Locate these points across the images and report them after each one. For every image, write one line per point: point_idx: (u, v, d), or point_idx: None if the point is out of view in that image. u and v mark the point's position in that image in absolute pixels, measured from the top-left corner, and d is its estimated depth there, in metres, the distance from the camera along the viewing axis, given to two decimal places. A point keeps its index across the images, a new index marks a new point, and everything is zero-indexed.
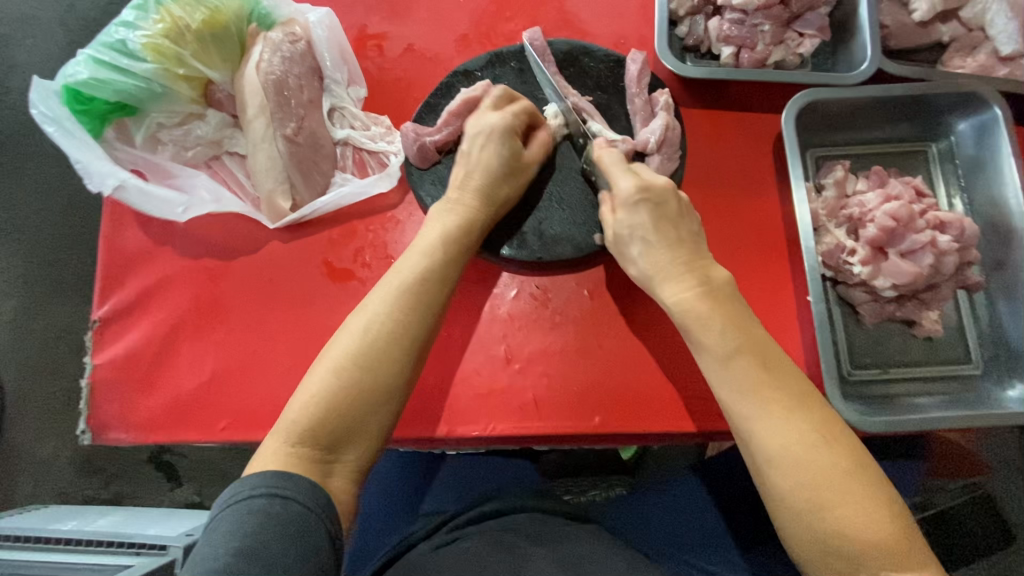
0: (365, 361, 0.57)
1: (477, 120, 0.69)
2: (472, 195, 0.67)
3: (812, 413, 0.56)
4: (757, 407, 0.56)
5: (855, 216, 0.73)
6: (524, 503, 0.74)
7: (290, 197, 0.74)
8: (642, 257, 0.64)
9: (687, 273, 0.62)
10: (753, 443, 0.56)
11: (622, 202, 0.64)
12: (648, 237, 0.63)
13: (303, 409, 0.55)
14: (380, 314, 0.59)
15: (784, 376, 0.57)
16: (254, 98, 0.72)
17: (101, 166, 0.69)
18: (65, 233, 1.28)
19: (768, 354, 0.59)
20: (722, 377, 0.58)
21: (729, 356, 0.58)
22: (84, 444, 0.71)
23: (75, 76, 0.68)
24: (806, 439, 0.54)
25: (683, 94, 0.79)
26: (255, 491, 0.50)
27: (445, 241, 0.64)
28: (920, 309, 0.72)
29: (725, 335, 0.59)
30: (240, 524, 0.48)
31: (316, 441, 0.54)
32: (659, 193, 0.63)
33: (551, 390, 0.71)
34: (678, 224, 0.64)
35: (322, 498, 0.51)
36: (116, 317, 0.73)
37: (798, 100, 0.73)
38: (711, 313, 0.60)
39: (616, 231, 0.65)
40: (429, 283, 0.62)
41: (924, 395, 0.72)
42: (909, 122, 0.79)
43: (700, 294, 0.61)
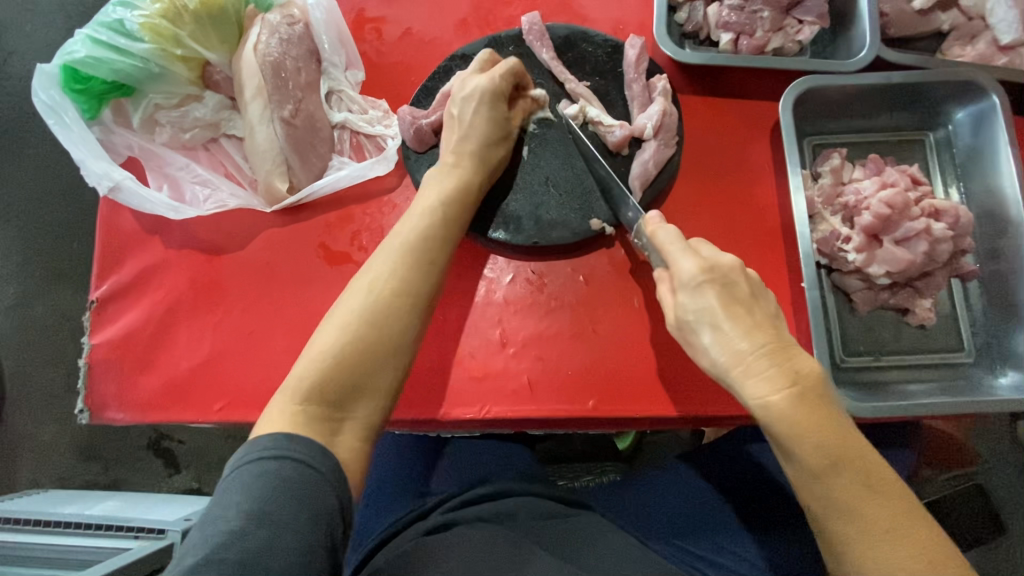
0: (373, 316, 0.57)
1: (463, 86, 0.70)
2: (468, 156, 0.68)
3: (920, 533, 0.51)
4: (857, 530, 0.52)
5: (850, 204, 0.73)
6: (518, 487, 0.75)
7: (287, 179, 0.74)
8: (715, 346, 0.55)
9: (772, 369, 0.53)
10: (856, 566, 0.52)
11: (682, 284, 0.57)
12: (721, 322, 0.55)
13: (312, 365, 0.55)
14: (384, 273, 0.59)
15: (889, 493, 0.52)
16: (252, 79, 0.72)
17: (98, 166, 0.70)
18: (65, 218, 1.28)
19: (871, 470, 0.52)
20: (821, 496, 0.53)
21: (829, 472, 0.52)
22: (82, 423, 0.72)
23: (73, 55, 0.68)
24: (914, 569, 0.50)
25: (681, 81, 0.79)
26: (263, 455, 0.49)
27: (447, 201, 0.65)
28: (914, 297, 0.73)
29: (821, 448, 0.52)
30: (250, 486, 0.47)
31: (323, 397, 0.54)
32: (725, 272, 0.57)
33: (545, 374, 0.72)
34: (752, 307, 0.56)
35: (331, 462, 0.51)
36: (114, 299, 0.74)
37: (796, 87, 0.73)
38: (806, 421, 0.52)
39: (680, 315, 0.58)
40: (430, 244, 0.62)
41: (915, 383, 0.72)
42: (907, 111, 0.79)
43: (793, 396, 0.52)
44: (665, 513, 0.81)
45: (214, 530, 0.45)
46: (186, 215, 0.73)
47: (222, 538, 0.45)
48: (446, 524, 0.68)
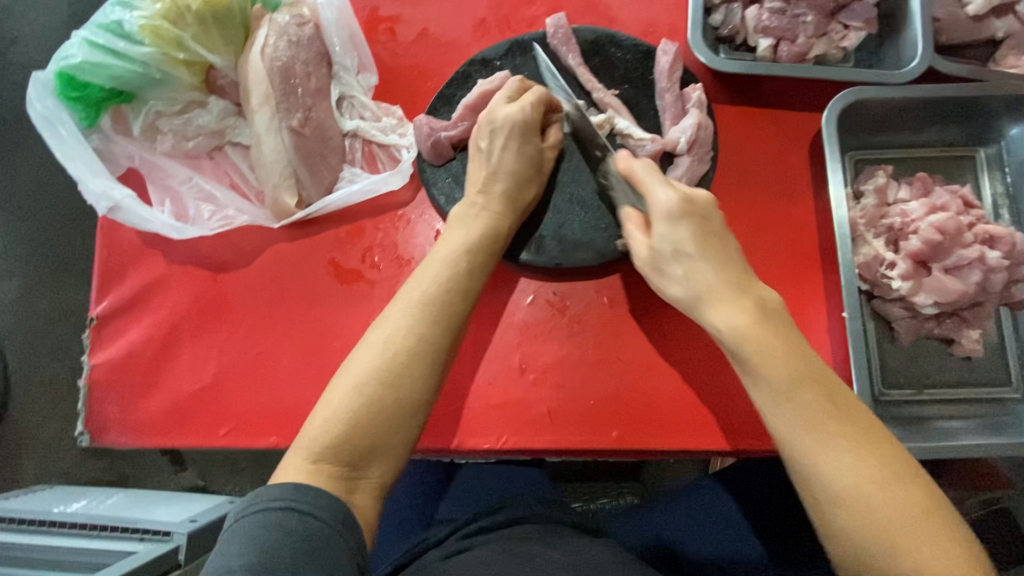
0: (389, 376, 0.53)
1: (492, 115, 0.64)
2: (497, 198, 0.63)
3: (883, 447, 0.48)
4: (817, 442, 0.49)
5: (896, 226, 0.68)
6: (538, 512, 0.71)
7: (296, 193, 0.70)
8: (688, 278, 0.56)
9: (738, 299, 0.54)
10: (814, 483, 0.48)
11: (661, 215, 0.57)
12: (695, 254, 0.56)
13: (325, 425, 0.51)
14: (403, 327, 0.55)
15: (848, 406, 0.50)
16: (258, 85, 0.67)
17: (98, 184, 0.66)
18: (68, 212, 1.25)
19: (832, 386, 0.51)
20: (779, 411, 0.51)
21: (790, 382, 0.50)
22: (82, 446, 0.69)
23: (68, 60, 0.64)
24: (876, 477, 0.47)
25: (716, 90, 0.74)
26: (269, 505, 0.47)
27: (468, 244, 0.60)
28: (960, 328, 0.68)
29: (785, 363, 0.51)
30: (255, 537, 0.44)
31: (337, 457, 0.51)
32: (702, 207, 0.57)
33: (567, 403, 0.68)
34: (725, 242, 0.57)
35: (342, 513, 0.48)
36: (114, 316, 0.70)
37: (840, 100, 0.68)
38: (769, 340, 0.52)
39: (655, 248, 0.58)
40: (452, 294, 0.58)
41: (955, 419, 0.68)
42: (958, 125, 0.73)
43: (758, 317, 0.53)
44: (691, 528, 0.76)
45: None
46: (190, 235, 0.68)
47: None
48: (458, 551, 0.65)
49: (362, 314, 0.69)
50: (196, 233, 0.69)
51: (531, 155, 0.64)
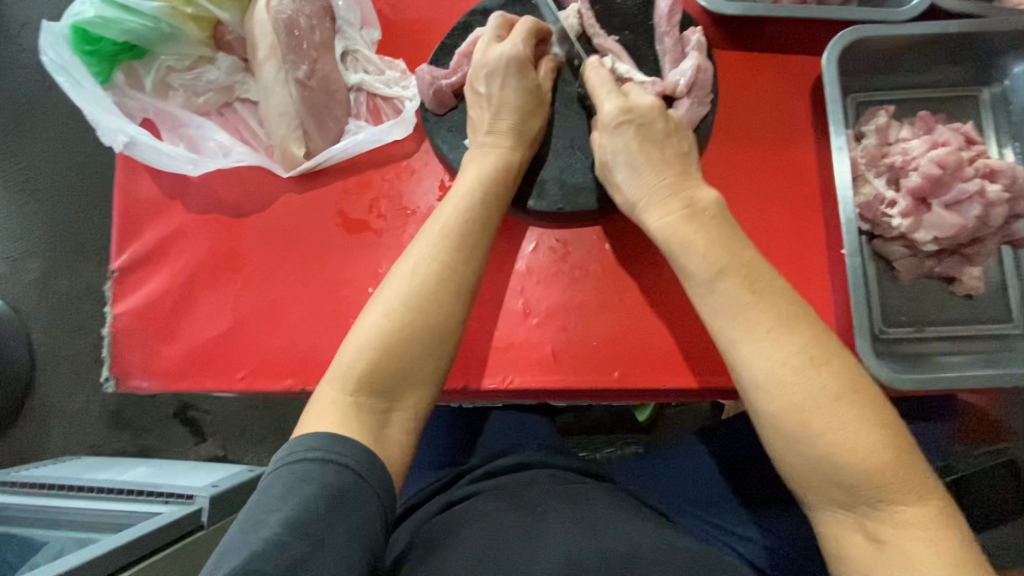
0: (417, 301, 0.56)
1: (485, 57, 0.66)
2: (505, 133, 0.65)
3: (802, 335, 0.52)
4: (743, 330, 0.54)
5: (897, 164, 0.68)
6: (540, 458, 0.73)
7: (304, 144, 0.72)
8: (627, 183, 0.63)
9: (670, 198, 0.61)
10: (742, 370, 0.53)
11: (605, 125, 0.64)
12: (633, 158, 0.62)
13: (358, 353, 0.54)
14: (426, 257, 0.58)
15: (773, 295, 0.55)
16: (265, 38, 0.69)
17: (109, 122, 0.69)
18: (84, 190, 1.28)
19: (758, 276, 0.56)
20: (710, 299, 0.56)
21: (715, 276, 0.56)
22: (109, 392, 0.72)
23: (81, 16, 0.67)
24: (793, 361, 0.51)
25: (716, 35, 0.74)
26: (311, 455, 0.48)
27: (486, 183, 0.62)
28: (961, 265, 0.69)
29: (710, 256, 0.57)
30: (296, 488, 0.46)
31: (371, 387, 0.53)
32: (644, 114, 0.63)
33: (571, 345, 0.70)
34: (664, 146, 0.63)
35: (377, 466, 0.50)
36: (134, 268, 0.73)
37: (843, 38, 0.68)
38: (693, 234, 0.58)
39: (602, 157, 0.65)
40: (470, 227, 0.60)
41: (957, 354, 0.69)
42: (961, 65, 0.73)
43: (686, 216, 0.60)
44: (691, 495, 0.77)
45: (253, 536, 0.43)
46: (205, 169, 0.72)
47: (261, 547, 0.42)
48: (465, 496, 0.66)
49: (370, 263, 0.71)
50: (209, 168, 0.73)
51: (530, 87, 0.66)
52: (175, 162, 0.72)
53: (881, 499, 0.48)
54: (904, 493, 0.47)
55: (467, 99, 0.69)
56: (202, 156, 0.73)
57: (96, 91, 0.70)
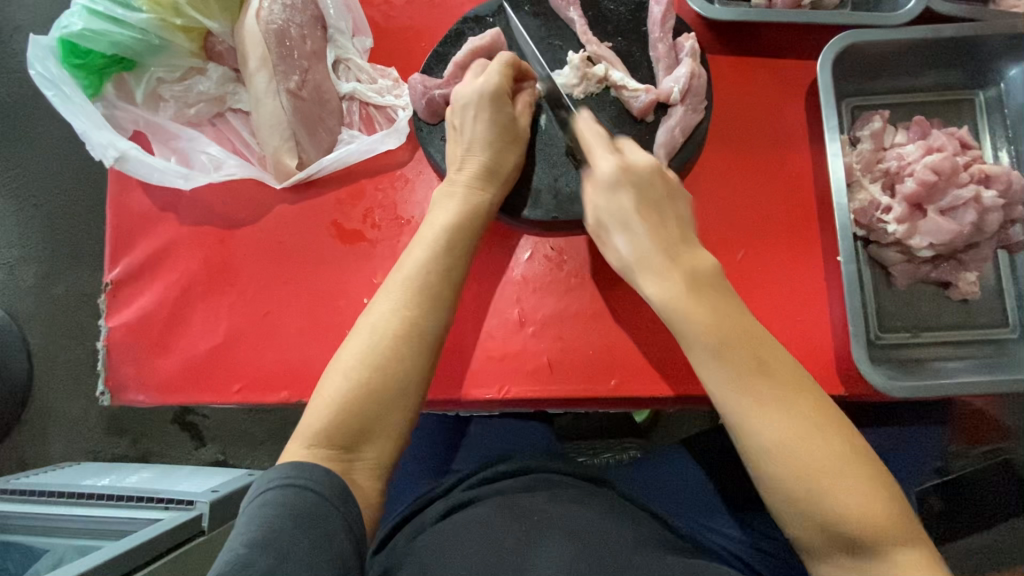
0: (375, 360, 0.55)
1: (464, 93, 0.66)
2: (473, 174, 0.65)
3: (806, 401, 0.52)
4: (748, 400, 0.52)
5: (892, 170, 0.68)
6: (542, 464, 0.72)
7: (297, 154, 0.72)
8: (627, 247, 0.60)
9: (669, 264, 0.58)
10: (748, 439, 0.51)
11: (601, 184, 0.61)
12: (633, 222, 0.59)
13: (317, 412, 0.53)
14: (387, 312, 0.57)
15: (778, 367, 0.53)
16: (255, 48, 0.69)
17: (101, 137, 0.68)
18: (79, 195, 1.28)
19: (762, 346, 0.54)
20: (713, 371, 0.54)
21: (717, 346, 0.54)
22: (105, 405, 0.72)
23: (67, 28, 0.67)
24: (803, 430, 0.50)
25: (710, 40, 0.74)
26: (270, 485, 0.49)
27: (452, 232, 0.62)
28: (958, 271, 0.68)
29: (716, 323, 0.54)
30: (255, 516, 0.46)
31: (332, 442, 0.52)
32: (642, 175, 0.61)
33: (568, 354, 0.70)
34: (661, 208, 0.61)
35: (338, 486, 0.50)
36: (128, 280, 0.73)
37: (836, 44, 0.67)
38: (698, 304, 0.55)
39: (598, 217, 0.62)
40: (434, 277, 0.59)
41: (954, 360, 0.68)
42: (956, 69, 0.72)
43: (686, 283, 0.57)
44: (689, 501, 0.76)
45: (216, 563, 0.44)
46: (195, 183, 0.71)
47: (226, 567, 0.43)
48: (466, 502, 0.66)
49: (365, 273, 0.71)
50: (203, 184, 0.72)
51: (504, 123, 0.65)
52: (167, 176, 0.71)
53: (889, 559, 0.47)
54: (909, 550, 0.47)
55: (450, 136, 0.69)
56: (194, 170, 0.72)
57: (86, 106, 0.69)
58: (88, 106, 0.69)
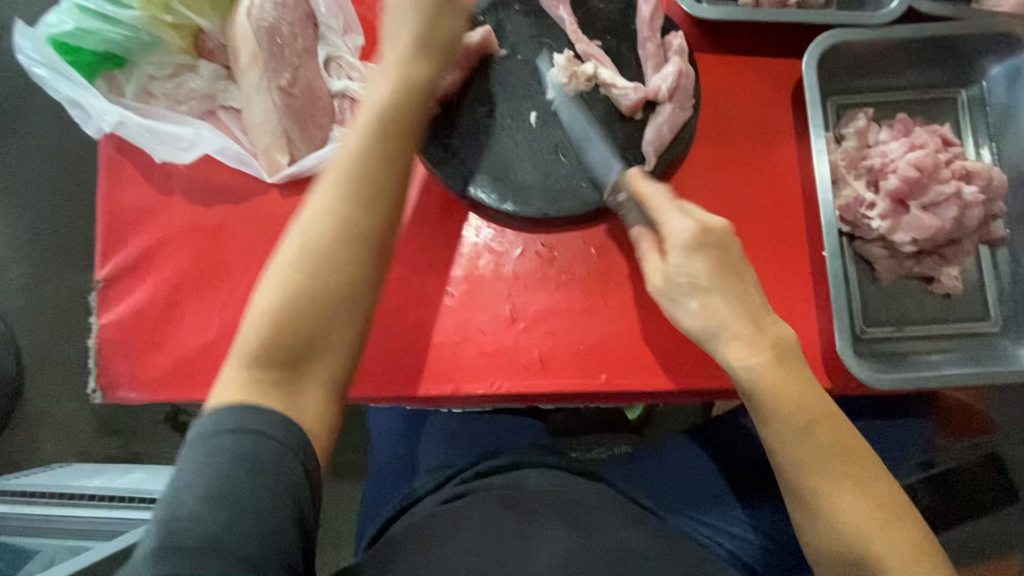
0: (313, 262, 0.53)
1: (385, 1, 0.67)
2: (398, 72, 0.63)
3: (881, 486, 0.55)
4: (828, 484, 0.54)
5: (875, 167, 0.69)
6: (532, 458, 0.73)
7: (288, 151, 0.72)
8: (701, 311, 0.57)
9: (755, 337, 0.56)
10: (826, 521, 0.54)
11: (675, 245, 0.57)
12: (708, 288, 0.56)
13: (255, 328, 0.52)
14: (321, 214, 0.55)
15: (858, 452, 0.55)
16: (246, 47, 0.69)
17: (98, 104, 0.70)
18: (68, 194, 1.27)
19: (844, 431, 0.56)
20: (796, 451, 0.55)
21: (803, 428, 0.55)
22: (96, 403, 0.72)
23: (59, 26, 0.67)
24: (879, 517, 0.53)
25: (698, 39, 0.75)
26: (219, 432, 0.46)
27: (389, 126, 0.60)
28: (940, 265, 0.70)
29: (802, 406, 0.55)
30: (207, 465, 0.44)
31: (269, 363, 0.51)
32: (721, 238, 0.57)
33: (559, 349, 0.70)
34: (740, 275, 0.58)
35: (297, 433, 0.48)
36: (119, 278, 0.73)
37: (820, 43, 0.69)
38: (784, 384, 0.55)
39: (670, 278, 0.58)
40: (378, 182, 0.57)
41: (936, 353, 0.70)
42: (938, 68, 0.74)
43: (774, 359, 0.56)
44: (680, 495, 0.78)
45: (171, 514, 0.42)
46: (194, 150, 0.72)
47: (178, 526, 0.42)
48: (458, 495, 0.66)
49: None
50: (202, 152, 0.72)
51: (429, 17, 0.65)
52: (169, 145, 0.72)
53: None
54: None
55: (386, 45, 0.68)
56: (194, 135, 0.72)
57: (79, 83, 0.69)
58: (81, 83, 0.69)
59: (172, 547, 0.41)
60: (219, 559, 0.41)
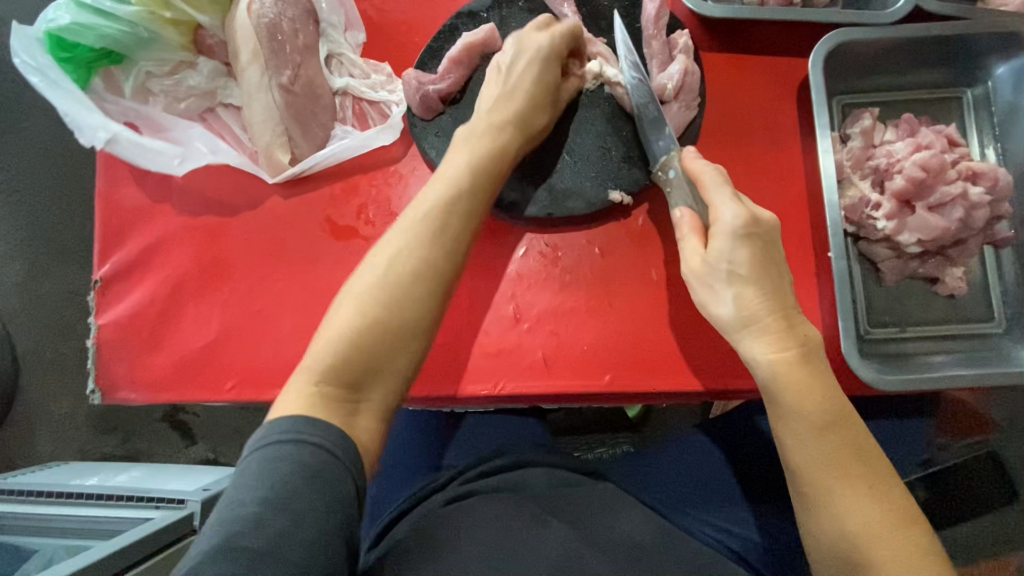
0: (392, 296, 0.54)
1: (521, 40, 0.66)
2: (503, 120, 0.63)
3: (894, 493, 0.53)
4: (837, 482, 0.53)
5: (881, 167, 0.69)
6: (534, 457, 0.73)
7: (289, 149, 0.71)
8: (735, 301, 0.57)
9: (785, 333, 0.56)
10: (831, 517, 0.53)
11: (722, 231, 0.57)
12: (747, 278, 0.56)
13: (329, 346, 0.52)
14: (406, 248, 0.56)
15: (873, 456, 0.54)
16: (246, 43, 0.69)
17: (88, 112, 0.66)
18: (65, 191, 1.26)
19: (862, 436, 0.55)
20: (808, 445, 0.55)
21: (823, 427, 0.54)
22: (95, 404, 0.71)
23: (55, 21, 0.66)
24: (888, 522, 0.52)
25: (703, 37, 0.74)
26: (284, 439, 0.46)
27: (475, 173, 0.61)
28: (944, 266, 0.70)
29: (824, 403, 0.55)
30: (269, 470, 0.44)
31: (338, 380, 0.51)
32: (767, 231, 0.58)
33: (562, 349, 0.70)
34: (778, 270, 0.58)
35: (351, 450, 0.48)
36: (118, 278, 0.72)
37: (827, 42, 0.68)
38: (807, 380, 0.55)
39: (709, 263, 0.58)
40: (454, 215, 0.58)
41: (939, 354, 0.70)
42: (943, 67, 0.74)
43: (801, 356, 0.56)
44: (684, 495, 0.77)
45: (230, 517, 0.42)
46: (190, 163, 0.70)
47: (237, 527, 0.42)
48: (462, 495, 0.66)
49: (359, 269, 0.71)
50: (198, 164, 0.71)
51: (544, 71, 0.65)
52: (161, 158, 0.69)
53: None
54: None
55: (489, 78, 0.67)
56: (188, 149, 0.70)
57: (73, 90, 0.67)
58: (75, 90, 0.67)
59: (227, 547, 0.41)
60: (274, 565, 0.41)
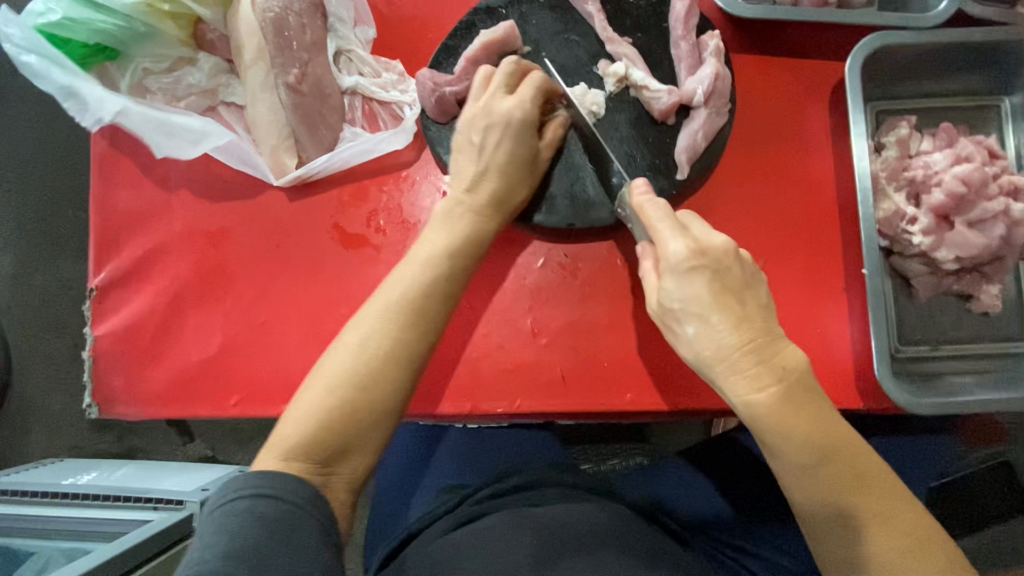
0: (362, 379, 0.51)
1: (489, 107, 0.59)
2: (482, 200, 0.60)
3: (905, 514, 0.50)
4: (840, 517, 0.50)
5: (918, 179, 0.66)
6: (548, 476, 0.70)
7: (295, 153, 0.67)
8: (699, 340, 0.51)
9: (758, 369, 0.50)
10: (836, 553, 0.51)
11: (670, 269, 0.51)
12: (708, 315, 0.50)
13: (299, 426, 0.49)
14: (377, 330, 0.53)
15: (872, 481, 0.50)
16: (251, 39, 0.65)
17: (93, 99, 0.63)
18: (58, 181, 1.21)
19: (857, 462, 0.51)
20: (801, 483, 0.51)
21: (813, 464, 0.50)
22: (92, 418, 0.68)
23: (46, 16, 0.62)
24: (900, 549, 0.49)
25: (734, 38, 0.70)
26: (234, 496, 0.44)
27: (457, 241, 0.58)
28: (980, 283, 0.67)
29: (808, 441, 0.50)
30: (226, 527, 0.43)
31: (309, 455, 0.48)
32: (717, 259, 0.51)
33: (582, 366, 0.67)
34: (741, 297, 0.51)
35: (311, 494, 0.46)
36: (115, 287, 0.68)
37: (865, 47, 0.64)
38: (791, 419, 0.50)
39: (664, 302, 0.53)
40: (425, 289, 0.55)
41: (969, 374, 0.67)
42: (984, 74, 0.70)
43: (778, 393, 0.50)
44: (707, 514, 0.75)
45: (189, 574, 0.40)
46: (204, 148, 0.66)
47: None
48: (476, 515, 0.63)
49: (370, 279, 0.67)
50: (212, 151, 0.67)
51: (524, 146, 0.60)
52: (173, 144, 0.66)
53: None
54: None
55: (456, 143, 0.62)
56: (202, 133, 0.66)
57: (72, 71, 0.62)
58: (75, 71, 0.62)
59: None
60: None
